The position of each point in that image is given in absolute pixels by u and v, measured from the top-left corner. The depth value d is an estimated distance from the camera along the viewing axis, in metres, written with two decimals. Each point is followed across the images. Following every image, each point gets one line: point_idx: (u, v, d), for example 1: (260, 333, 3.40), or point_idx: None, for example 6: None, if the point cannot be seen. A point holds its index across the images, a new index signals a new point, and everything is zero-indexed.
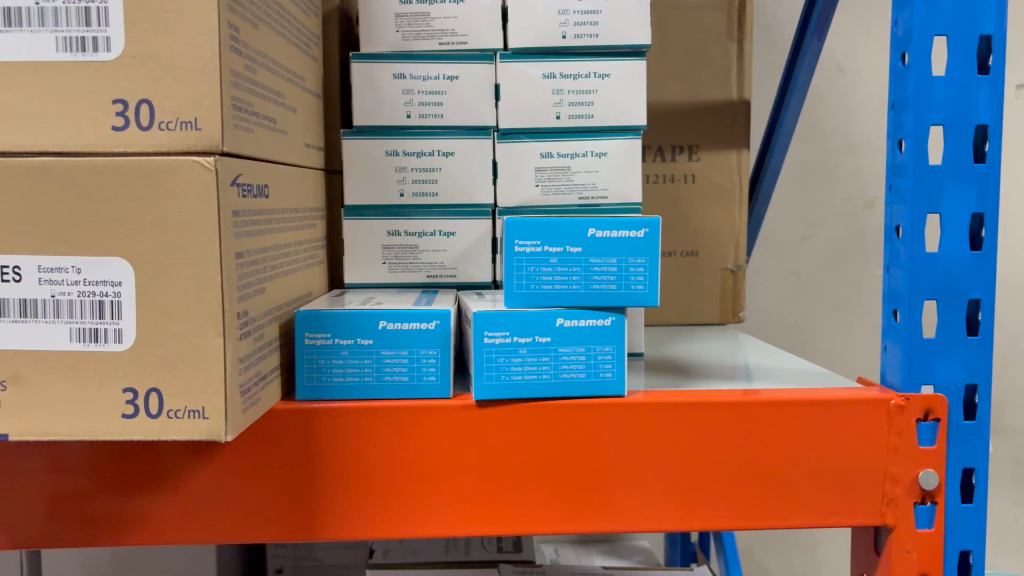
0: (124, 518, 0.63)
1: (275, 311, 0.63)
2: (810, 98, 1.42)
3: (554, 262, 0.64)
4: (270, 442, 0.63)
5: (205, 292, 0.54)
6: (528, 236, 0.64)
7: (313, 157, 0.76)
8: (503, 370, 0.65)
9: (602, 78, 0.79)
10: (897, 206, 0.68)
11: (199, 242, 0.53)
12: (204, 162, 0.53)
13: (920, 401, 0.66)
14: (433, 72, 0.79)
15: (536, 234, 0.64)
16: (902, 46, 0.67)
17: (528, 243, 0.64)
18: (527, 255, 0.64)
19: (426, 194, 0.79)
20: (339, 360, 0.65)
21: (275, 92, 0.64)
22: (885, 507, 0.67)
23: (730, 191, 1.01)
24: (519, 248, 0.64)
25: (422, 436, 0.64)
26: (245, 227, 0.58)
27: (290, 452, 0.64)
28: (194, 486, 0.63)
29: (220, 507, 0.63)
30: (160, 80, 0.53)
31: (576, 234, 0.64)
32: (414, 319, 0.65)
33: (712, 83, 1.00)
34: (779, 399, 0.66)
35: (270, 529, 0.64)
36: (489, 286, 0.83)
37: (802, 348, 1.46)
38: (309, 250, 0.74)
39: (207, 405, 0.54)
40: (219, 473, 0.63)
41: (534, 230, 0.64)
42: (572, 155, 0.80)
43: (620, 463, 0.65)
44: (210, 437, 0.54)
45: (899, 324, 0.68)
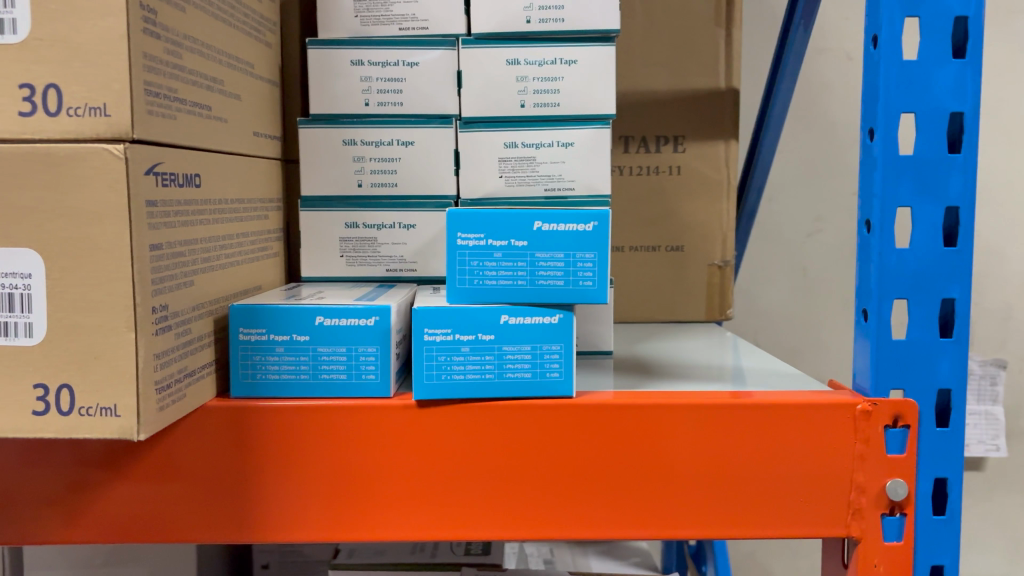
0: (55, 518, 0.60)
1: (207, 305, 0.61)
2: (817, 88, 1.37)
3: (499, 256, 0.61)
4: (225, 439, 0.61)
5: (115, 285, 0.51)
6: (471, 228, 0.61)
7: (265, 147, 0.73)
8: (444, 368, 0.62)
9: (569, 64, 0.76)
10: (867, 199, 0.64)
11: (109, 233, 0.51)
12: (114, 150, 0.51)
13: (888, 407, 0.62)
14: (392, 58, 0.76)
15: (480, 226, 0.61)
16: (874, 29, 0.63)
17: (471, 237, 0.61)
18: (470, 249, 0.61)
19: (385, 184, 0.77)
20: (275, 357, 0.62)
21: (209, 78, 0.62)
22: (850, 519, 0.63)
23: (717, 183, 0.97)
24: (461, 241, 0.61)
25: (361, 436, 0.62)
26: (168, 217, 0.56)
27: (229, 452, 0.61)
28: (177, 483, 0.61)
29: (153, 506, 0.61)
30: (68, 64, 0.51)
31: (521, 227, 0.61)
32: (353, 315, 0.62)
33: (698, 71, 0.96)
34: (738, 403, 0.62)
35: (203, 530, 0.62)
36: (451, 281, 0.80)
37: (808, 347, 1.41)
38: (258, 242, 0.72)
39: (119, 402, 0.52)
40: (197, 470, 0.61)
41: (477, 222, 0.61)
42: (537, 145, 0.76)
43: (569, 468, 0.62)
44: (122, 435, 0.52)
45: (869, 323, 0.64)
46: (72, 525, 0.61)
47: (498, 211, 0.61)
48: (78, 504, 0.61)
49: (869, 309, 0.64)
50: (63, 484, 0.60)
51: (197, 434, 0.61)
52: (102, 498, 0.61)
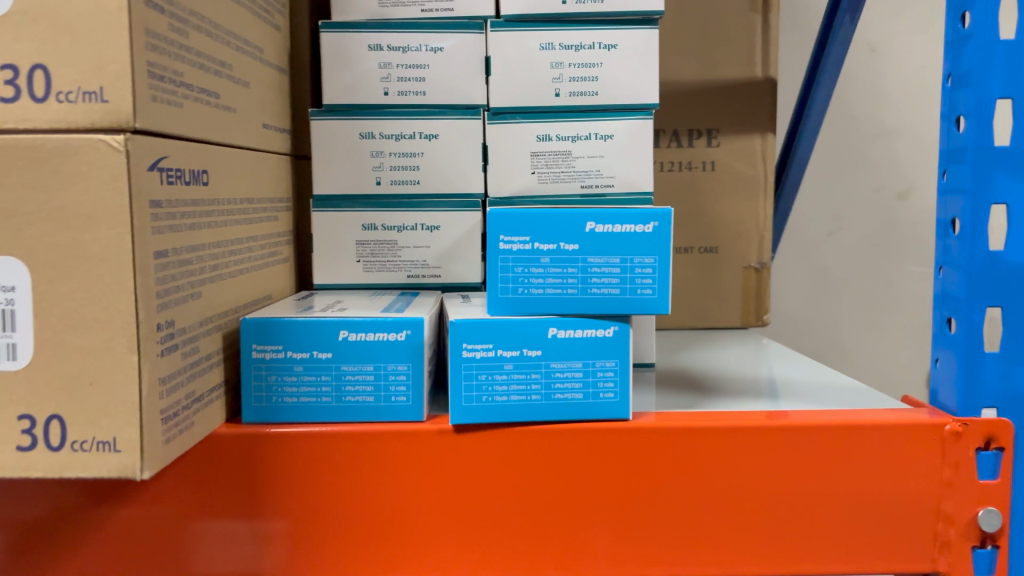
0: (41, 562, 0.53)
1: (215, 319, 0.54)
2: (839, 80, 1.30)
3: (547, 261, 0.54)
4: (238, 468, 0.54)
5: (114, 299, 0.44)
6: (515, 231, 0.54)
7: (274, 141, 0.66)
8: (485, 389, 0.55)
9: (609, 49, 0.69)
10: (953, 195, 0.58)
11: (104, 239, 0.44)
12: (112, 141, 0.43)
13: (979, 427, 0.55)
14: (413, 42, 0.69)
15: (525, 228, 0.54)
16: (961, 7, 0.57)
17: (515, 241, 0.54)
18: (514, 254, 0.54)
19: (406, 181, 0.70)
20: (292, 377, 0.55)
21: (218, 62, 0.54)
22: (936, 552, 0.56)
23: (753, 180, 0.90)
24: (505, 245, 0.54)
25: (389, 465, 0.55)
26: (173, 220, 0.48)
27: (239, 483, 0.54)
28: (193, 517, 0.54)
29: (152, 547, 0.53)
30: (57, 41, 0.43)
31: (572, 228, 0.54)
32: (381, 330, 0.55)
33: (732, 60, 0.90)
34: (815, 424, 0.56)
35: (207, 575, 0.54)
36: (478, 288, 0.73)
37: (829, 351, 1.35)
38: (268, 247, 0.64)
39: (119, 435, 0.45)
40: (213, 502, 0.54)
41: (523, 224, 0.54)
42: (573, 138, 0.70)
43: (623, 498, 0.55)
44: (122, 472, 0.45)
45: (956, 334, 0.58)
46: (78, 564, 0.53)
47: (545, 210, 0.54)
48: (82, 542, 0.53)
49: (956, 317, 0.58)
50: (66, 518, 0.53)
51: (208, 463, 0.54)
52: (110, 534, 0.53)
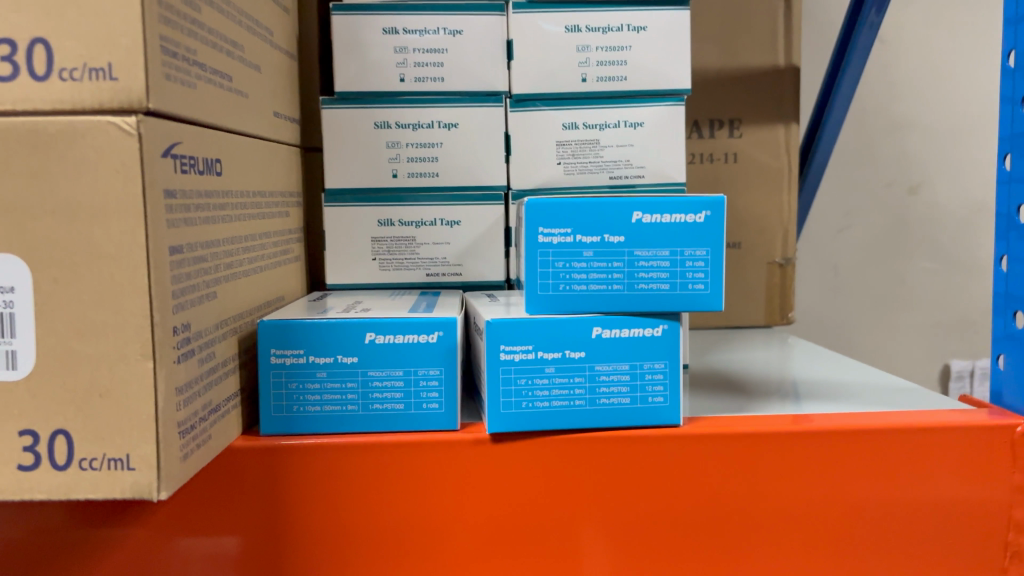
0: None
1: (230, 322, 0.49)
2: None
3: (590, 255, 0.50)
4: (258, 485, 0.49)
5: (127, 300, 0.40)
6: (556, 222, 0.50)
7: (286, 132, 0.62)
8: (525, 395, 0.51)
9: (637, 32, 0.65)
10: (1016, 181, 0.55)
11: (116, 233, 0.39)
12: (123, 124, 0.39)
13: None
14: (431, 25, 0.64)
15: (566, 219, 0.50)
16: None
17: (555, 233, 0.50)
18: (555, 247, 0.50)
19: (424, 174, 0.65)
20: (314, 384, 0.51)
21: (230, 42, 0.50)
22: (1006, 561, 0.53)
23: (777, 171, 0.87)
24: (544, 238, 0.50)
25: (420, 479, 0.50)
26: (188, 213, 0.44)
27: (257, 503, 0.50)
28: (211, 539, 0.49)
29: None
30: (60, 13, 0.39)
31: (617, 219, 0.50)
32: (412, 331, 0.50)
33: (754, 47, 0.86)
34: (881, 428, 0.51)
35: None
36: (501, 287, 0.68)
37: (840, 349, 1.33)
38: (280, 245, 0.60)
39: (132, 452, 0.40)
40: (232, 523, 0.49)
41: (564, 214, 0.50)
42: (601, 126, 0.66)
43: (674, 513, 0.51)
44: (137, 494, 0.40)
45: None
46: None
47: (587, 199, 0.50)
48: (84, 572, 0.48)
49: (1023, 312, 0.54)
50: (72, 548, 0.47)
51: (224, 481, 0.49)
52: (124, 558, 0.48)
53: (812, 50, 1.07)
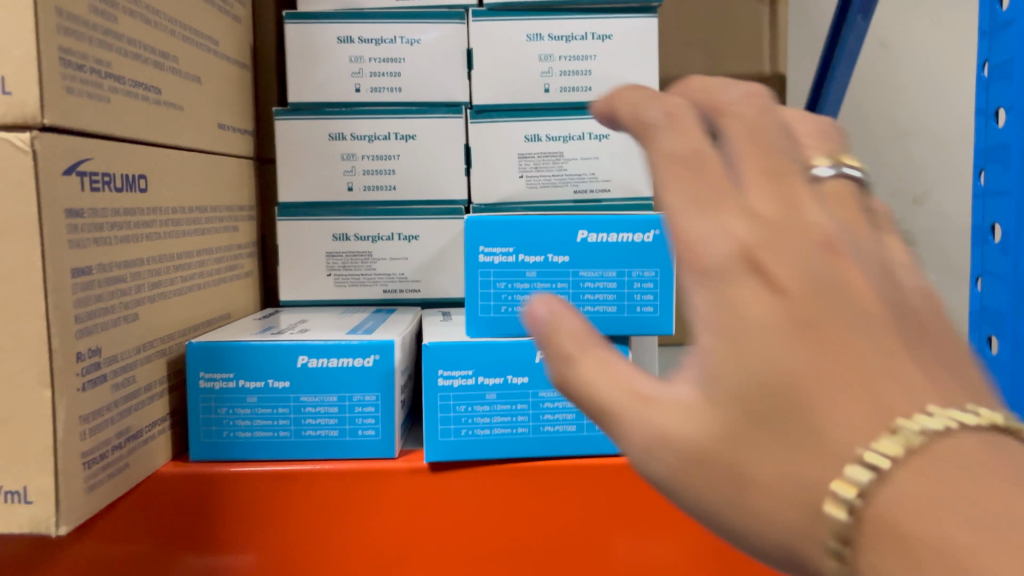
0: None
1: (156, 343, 0.47)
2: None
3: (533, 276, 0.48)
4: (190, 511, 0.47)
5: (23, 324, 0.38)
6: (497, 240, 0.47)
7: (235, 143, 0.60)
8: (464, 423, 0.48)
9: (602, 40, 0.63)
10: (991, 197, 0.51)
11: (11, 254, 0.37)
12: (18, 141, 0.37)
13: None
14: (387, 34, 0.62)
15: (508, 237, 0.47)
16: None
17: (498, 253, 0.47)
18: (496, 267, 0.47)
19: (381, 187, 0.64)
20: (244, 410, 0.48)
21: (159, 52, 0.48)
22: None
23: None
24: (484, 257, 0.47)
25: (361, 506, 0.48)
26: (100, 232, 0.42)
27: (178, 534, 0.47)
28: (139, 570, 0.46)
29: None
30: None
31: (561, 238, 0.47)
32: (346, 354, 0.48)
33: (740, 54, 0.83)
34: None
35: None
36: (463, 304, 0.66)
37: None
38: (225, 261, 0.58)
39: (29, 485, 0.38)
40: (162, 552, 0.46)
41: (505, 232, 0.47)
42: (566, 138, 0.63)
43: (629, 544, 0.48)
44: (35, 528, 0.38)
45: (1001, 355, 0.51)
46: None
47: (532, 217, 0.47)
48: None
49: (997, 336, 0.51)
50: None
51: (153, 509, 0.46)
52: None
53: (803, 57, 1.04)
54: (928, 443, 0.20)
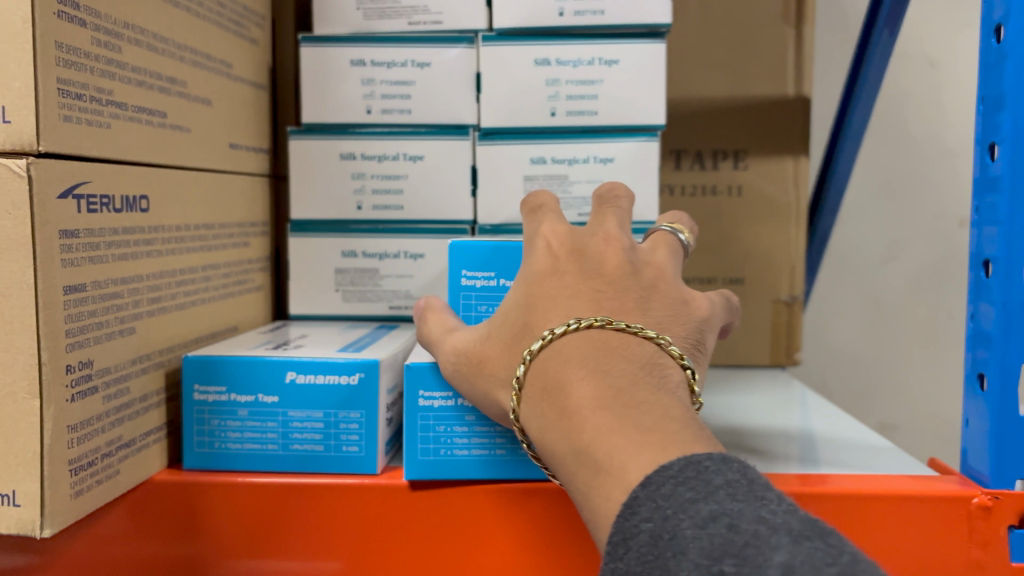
0: None
1: (148, 358, 0.50)
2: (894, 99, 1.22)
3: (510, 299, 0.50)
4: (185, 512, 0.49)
5: (14, 339, 0.40)
6: (480, 265, 0.49)
7: (244, 161, 0.63)
8: (443, 442, 0.49)
9: (610, 65, 0.63)
10: (984, 232, 0.51)
11: (5, 273, 0.39)
12: (14, 166, 0.39)
13: (1013, 502, 0.48)
14: (398, 57, 0.64)
15: (490, 262, 0.49)
16: (996, 19, 0.50)
17: (480, 277, 0.49)
18: (478, 290, 0.49)
19: (389, 207, 0.66)
20: (236, 422, 0.51)
21: (165, 78, 0.51)
22: None
23: (784, 207, 0.83)
24: (467, 280, 0.49)
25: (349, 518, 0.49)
26: (96, 251, 0.44)
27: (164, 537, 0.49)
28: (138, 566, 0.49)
29: None
30: None
31: None
32: (332, 372, 0.50)
33: (763, 76, 0.82)
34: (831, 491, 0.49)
35: None
36: None
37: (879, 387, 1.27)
38: (233, 276, 0.61)
39: (18, 488, 0.40)
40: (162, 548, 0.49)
41: (487, 257, 0.49)
42: (570, 161, 0.64)
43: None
44: (21, 530, 0.41)
45: (986, 393, 0.50)
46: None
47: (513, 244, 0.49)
48: None
49: (986, 372, 0.50)
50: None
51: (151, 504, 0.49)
52: None
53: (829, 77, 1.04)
54: (585, 332, 0.37)
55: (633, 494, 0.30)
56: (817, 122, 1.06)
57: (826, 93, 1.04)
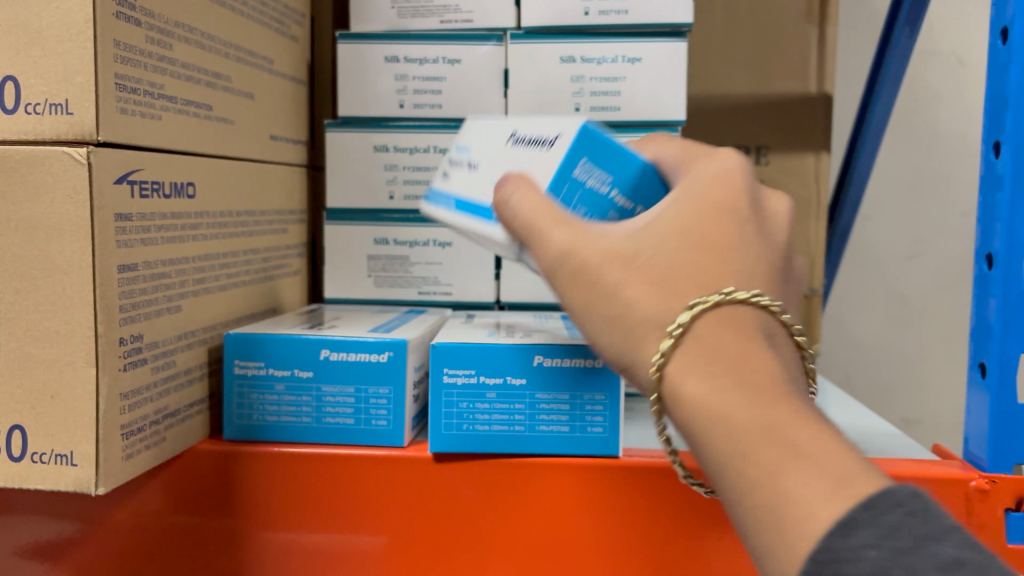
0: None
1: (192, 335, 0.53)
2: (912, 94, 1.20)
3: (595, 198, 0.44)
4: (224, 484, 0.54)
5: (74, 312, 0.44)
6: (639, 194, 0.44)
7: (284, 152, 0.67)
8: (466, 418, 0.53)
9: (633, 62, 0.66)
10: (987, 226, 0.53)
11: (68, 251, 0.43)
12: (75, 154, 0.42)
13: (1011, 486, 0.50)
14: (430, 54, 0.68)
15: (630, 189, 0.43)
16: (1003, 21, 0.52)
17: (596, 176, 0.43)
18: (592, 191, 0.43)
19: (420, 197, 0.69)
20: (273, 396, 0.54)
21: (211, 73, 0.54)
22: None
23: (805, 202, 0.85)
24: (605, 189, 0.43)
25: (377, 489, 0.53)
26: (147, 233, 0.48)
27: (207, 498, 0.54)
28: (186, 535, 0.53)
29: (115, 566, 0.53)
30: (27, 52, 0.43)
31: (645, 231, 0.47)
32: (363, 350, 0.53)
33: (787, 73, 0.84)
34: None
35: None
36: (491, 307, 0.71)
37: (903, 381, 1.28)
38: (273, 261, 0.65)
39: (75, 449, 0.44)
40: (206, 517, 0.54)
41: (630, 180, 0.43)
42: None
43: (625, 538, 0.52)
44: (78, 487, 0.44)
45: (986, 380, 0.52)
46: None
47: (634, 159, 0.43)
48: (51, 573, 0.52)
49: (987, 361, 0.52)
50: (40, 542, 0.52)
51: (189, 478, 0.53)
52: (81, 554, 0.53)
53: (851, 74, 1.06)
54: (718, 311, 0.36)
55: (852, 514, 0.29)
56: (840, 119, 1.07)
57: (850, 89, 1.06)
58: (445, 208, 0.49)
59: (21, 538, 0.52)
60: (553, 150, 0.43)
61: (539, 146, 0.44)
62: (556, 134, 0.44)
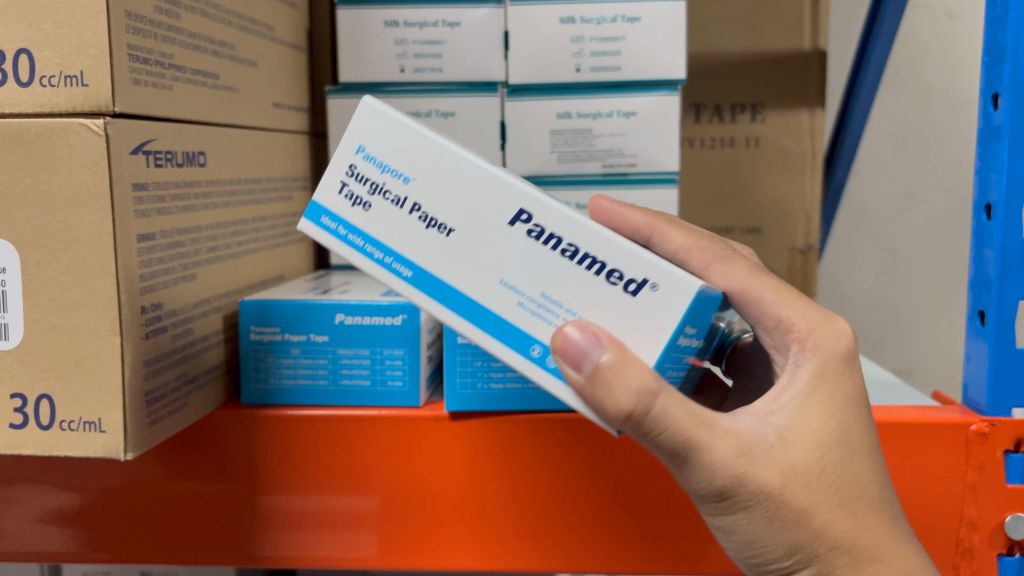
0: (26, 552, 0.55)
1: (208, 303, 0.54)
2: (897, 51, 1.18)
3: None
4: (216, 448, 0.55)
5: (96, 281, 0.44)
6: (696, 324, 0.39)
7: (286, 119, 0.67)
8: (479, 376, 0.54)
9: (631, 22, 0.66)
10: (985, 177, 0.54)
11: (88, 222, 0.44)
12: (91, 125, 0.43)
13: (1008, 428, 0.52)
14: (430, 18, 0.68)
15: (700, 321, 0.40)
16: None
17: (689, 339, 0.40)
18: (686, 350, 0.40)
19: None
20: (289, 359, 0.56)
21: (216, 42, 0.55)
22: (958, 558, 0.53)
23: (800, 157, 0.86)
24: (685, 339, 0.39)
25: (356, 457, 0.55)
26: (162, 201, 0.48)
27: (195, 465, 0.55)
28: (190, 499, 0.55)
29: (116, 526, 0.55)
30: (40, 26, 0.43)
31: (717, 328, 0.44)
32: (376, 313, 0.54)
33: (781, 31, 0.85)
34: None
35: (163, 551, 0.55)
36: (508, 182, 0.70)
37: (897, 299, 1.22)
38: (279, 228, 0.66)
39: (103, 417, 0.45)
40: (202, 482, 0.55)
41: (702, 315, 0.39)
42: (594, 115, 0.67)
43: (579, 500, 0.55)
44: (106, 453, 0.45)
45: (986, 327, 0.54)
46: (84, 551, 0.55)
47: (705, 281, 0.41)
48: (64, 533, 0.55)
49: (986, 310, 0.54)
50: (61, 505, 0.55)
51: (191, 443, 0.55)
52: (91, 513, 0.55)
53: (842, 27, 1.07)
54: None
55: None
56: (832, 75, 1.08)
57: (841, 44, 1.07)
58: (383, 263, 0.42)
59: (41, 505, 0.55)
60: (659, 301, 0.38)
61: (570, 256, 0.39)
62: (648, 280, 0.38)
